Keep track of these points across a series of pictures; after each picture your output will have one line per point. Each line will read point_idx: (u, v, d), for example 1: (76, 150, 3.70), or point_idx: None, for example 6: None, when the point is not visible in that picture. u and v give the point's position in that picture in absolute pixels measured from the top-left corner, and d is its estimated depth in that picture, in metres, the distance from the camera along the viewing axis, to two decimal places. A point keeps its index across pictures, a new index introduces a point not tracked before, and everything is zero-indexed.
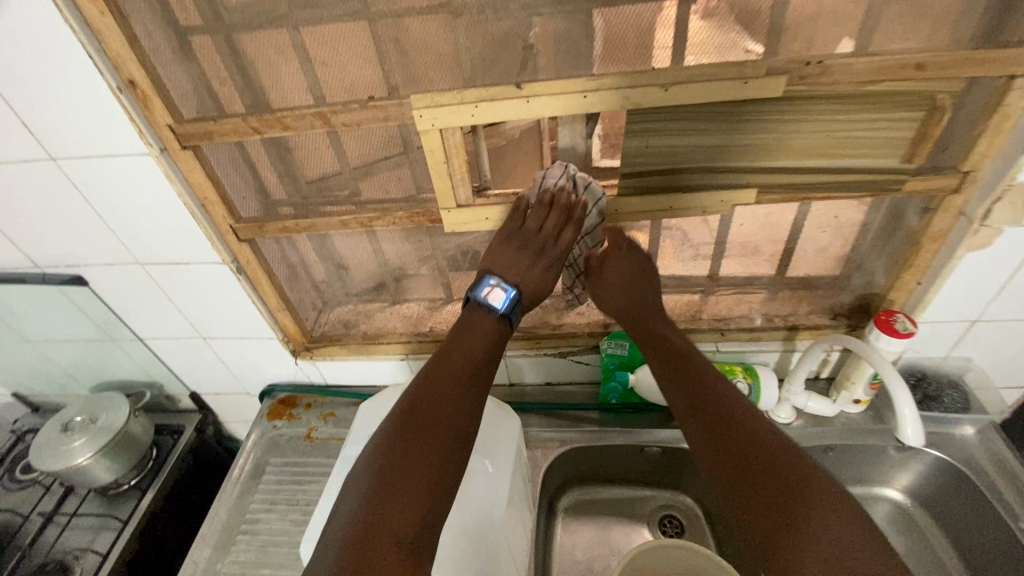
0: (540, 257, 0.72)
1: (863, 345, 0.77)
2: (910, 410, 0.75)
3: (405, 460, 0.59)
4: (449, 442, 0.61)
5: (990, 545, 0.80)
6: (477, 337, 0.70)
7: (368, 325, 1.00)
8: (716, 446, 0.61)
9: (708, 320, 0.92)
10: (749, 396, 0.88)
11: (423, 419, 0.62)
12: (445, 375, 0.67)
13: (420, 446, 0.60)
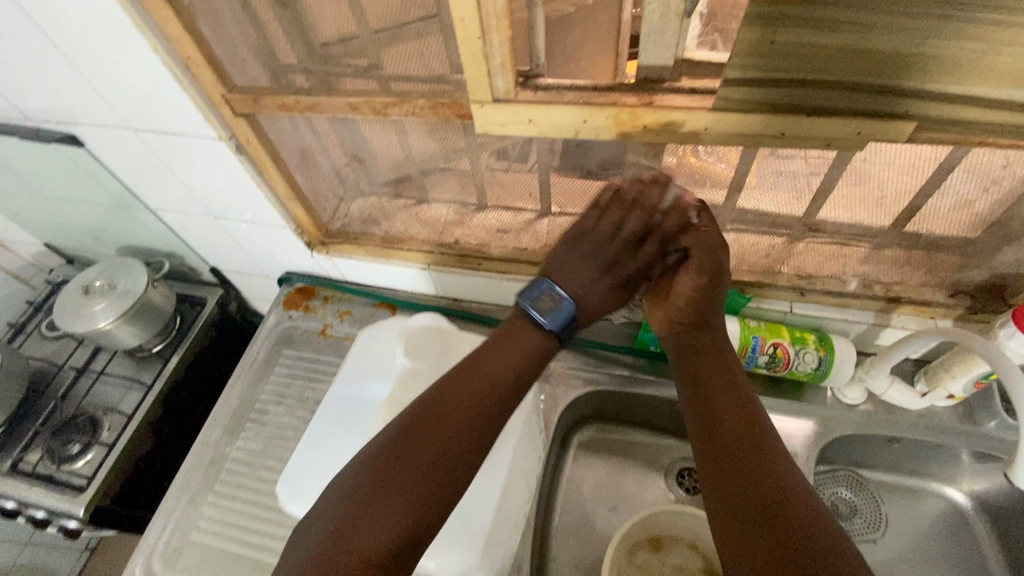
0: (606, 271, 0.68)
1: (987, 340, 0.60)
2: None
3: (412, 457, 0.55)
4: (452, 464, 0.56)
5: None
6: (515, 354, 0.64)
7: (388, 226, 0.88)
8: (719, 477, 0.55)
9: (790, 276, 0.76)
10: (817, 370, 0.75)
11: (442, 417, 0.58)
12: (470, 384, 0.61)
13: (431, 447, 0.56)
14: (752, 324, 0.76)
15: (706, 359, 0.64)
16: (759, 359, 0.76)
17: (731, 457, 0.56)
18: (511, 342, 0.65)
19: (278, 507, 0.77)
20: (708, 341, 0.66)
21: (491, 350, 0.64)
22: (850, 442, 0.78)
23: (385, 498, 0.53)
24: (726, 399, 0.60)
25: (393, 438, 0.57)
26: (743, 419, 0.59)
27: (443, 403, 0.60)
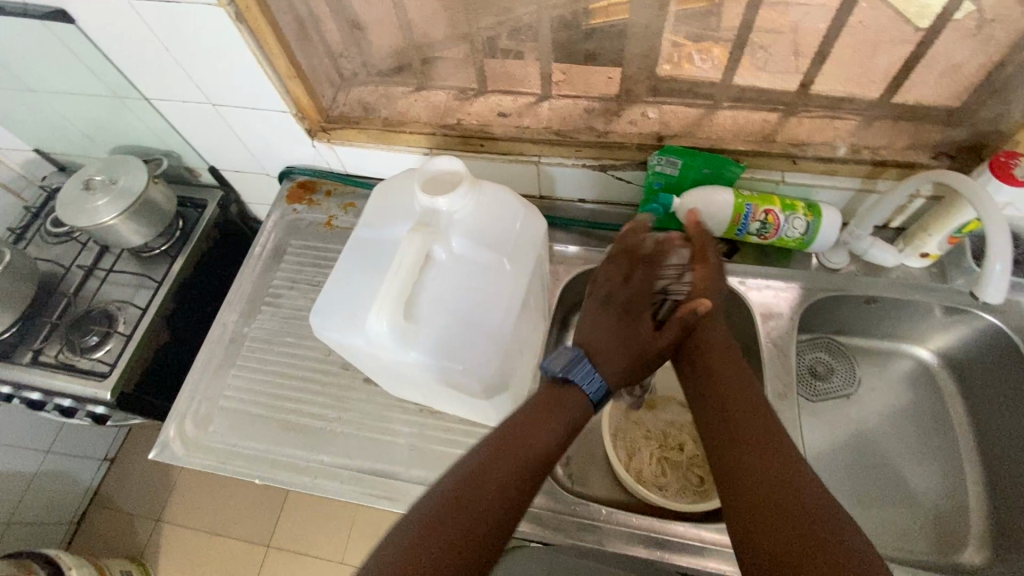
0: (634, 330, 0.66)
1: (963, 181, 0.64)
2: (1003, 265, 0.62)
3: (472, 504, 0.50)
4: (493, 525, 0.50)
5: (1012, 413, 0.77)
6: (562, 413, 0.59)
7: (388, 109, 0.89)
8: (738, 479, 0.54)
9: (783, 145, 0.78)
10: (805, 235, 0.79)
11: (500, 465, 0.54)
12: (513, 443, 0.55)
13: (488, 491, 0.52)
14: (745, 193, 0.79)
15: (725, 380, 0.63)
16: (750, 227, 0.80)
17: (748, 458, 0.55)
18: (559, 401, 0.59)
19: (301, 378, 0.82)
20: (728, 362, 0.65)
21: (547, 410, 0.59)
22: (830, 306, 0.85)
23: (440, 541, 0.48)
24: (748, 412, 0.59)
25: (446, 485, 0.52)
26: (762, 425, 0.57)
27: (499, 461, 0.54)
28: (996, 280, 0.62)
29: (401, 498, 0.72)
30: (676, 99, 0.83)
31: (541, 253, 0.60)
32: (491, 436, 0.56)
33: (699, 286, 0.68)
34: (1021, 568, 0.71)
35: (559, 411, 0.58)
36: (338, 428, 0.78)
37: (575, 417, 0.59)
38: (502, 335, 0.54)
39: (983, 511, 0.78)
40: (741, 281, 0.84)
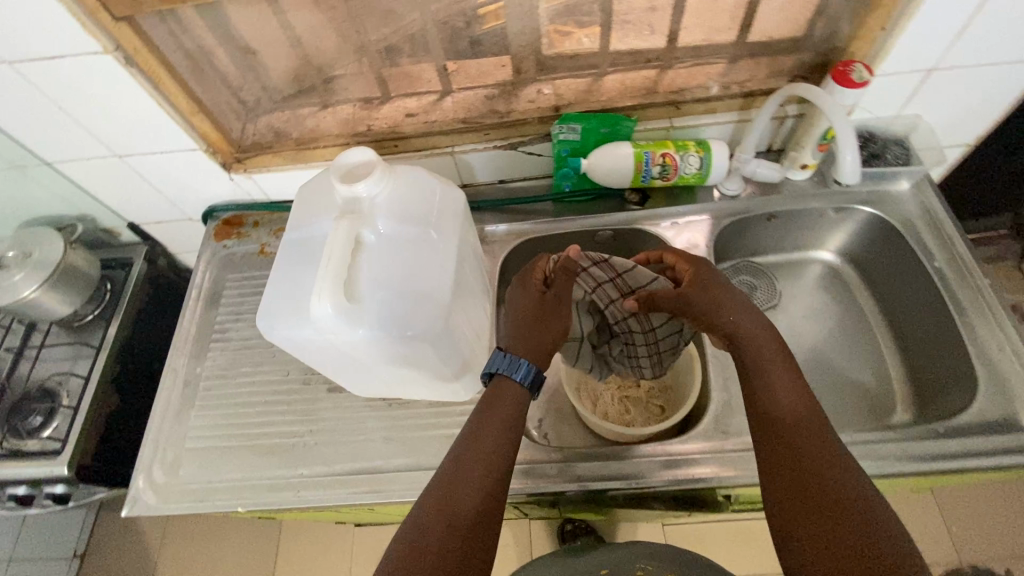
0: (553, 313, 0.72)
1: (813, 91, 0.74)
2: (853, 153, 0.76)
3: (460, 509, 0.58)
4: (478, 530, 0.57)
5: (904, 283, 0.88)
6: (507, 408, 0.65)
7: (298, 129, 0.91)
8: (802, 502, 0.56)
9: (664, 94, 0.87)
10: (700, 169, 0.87)
11: (470, 471, 0.61)
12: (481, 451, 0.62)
13: (467, 496, 0.59)
14: (642, 143, 0.87)
15: (778, 385, 0.63)
16: (653, 173, 0.88)
17: (814, 479, 0.56)
18: (499, 397, 0.66)
19: (265, 404, 0.83)
20: (777, 366, 0.64)
21: (497, 408, 0.65)
22: (738, 229, 0.94)
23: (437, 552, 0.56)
24: (804, 421, 0.60)
25: (432, 497, 0.60)
26: (820, 438, 0.59)
27: (467, 469, 0.61)
28: (851, 165, 0.78)
29: (386, 489, 0.74)
30: (565, 73, 0.90)
31: (466, 219, 0.64)
32: (460, 446, 0.63)
33: (722, 312, 0.67)
34: (937, 412, 0.81)
35: (500, 410, 0.65)
36: (312, 439, 0.79)
37: (516, 411, 0.65)
38: (444, 305, 0.58)
39: (903, 377, 0.88)
40: (659, 223, 0.92)
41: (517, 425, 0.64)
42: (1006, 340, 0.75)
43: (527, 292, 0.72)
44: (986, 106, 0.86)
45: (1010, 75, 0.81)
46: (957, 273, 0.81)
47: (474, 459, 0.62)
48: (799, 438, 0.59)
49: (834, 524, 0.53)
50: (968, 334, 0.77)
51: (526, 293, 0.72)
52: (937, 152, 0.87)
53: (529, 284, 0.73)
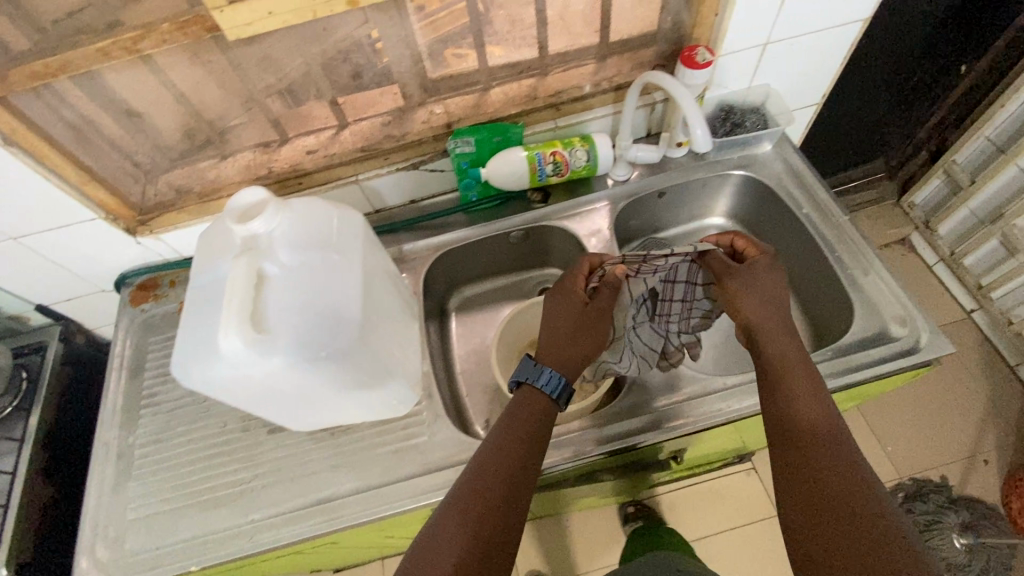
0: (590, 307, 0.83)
1: (657, 78, 0.80)
2: (702, 130, 0.77)
3: (492, 496, 0.65)
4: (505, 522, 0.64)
5: (781, 234, 0.98)
6: (534, 414, 0.73)
7: (197, 183, 0.92)
8: (801, 486, 0.62)
9: (544, 99, 0.94)
10: (588, 161, 0.95)
11: (502, 468, 0.67)
12: (513, 449, 0.69)
13: (499, 486, 0.66)
14: (532, 146, 0.94)
15: (791, 384, 0.70)
16: (547, 171, 0.95)
17: (810, 468, 0.63)
18: (529, 401, 0.74)
19: (206, 458, 0.82)
20: (792, 367, 0.71)
21: (530, 415, 0.72)
22: (634, 211, 1.01)
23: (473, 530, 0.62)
24: (813, 416, 0.66)
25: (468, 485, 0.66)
26: (822, 432, 0.65)
27: (499, 465, 0.68)
28: (700, 142, 0.78)
29: (342, 514, 0.75)
30: (453, 92, 0.95)
31: (365, 239, 0.67)
32: (492, 444, 0.70)
33: (753, 314, 0.76)
34: (827, 340, 0.90)
35: (527, 414, 0.72)
36: (259, 482, 0.79)
37: (538, 417, 0.73)
38: (354, 324, 0.61)
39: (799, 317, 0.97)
40: (562, 216, 0.99)
41: (539, 431, 0.72)
42: (869, 269, 0.85)
43: (571, 292, 0.83)
44: (822, 69, 0.99)
45: (834, 40, 0.93)
46: (821, 215, 0.92)
47: (507, 456, 0.68)
48: (804, 431, 0.66)
49: (829, 510, 0.59)
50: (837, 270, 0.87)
51: (563, 297, 0.83)
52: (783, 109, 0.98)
53: (571, 291, 0.83)
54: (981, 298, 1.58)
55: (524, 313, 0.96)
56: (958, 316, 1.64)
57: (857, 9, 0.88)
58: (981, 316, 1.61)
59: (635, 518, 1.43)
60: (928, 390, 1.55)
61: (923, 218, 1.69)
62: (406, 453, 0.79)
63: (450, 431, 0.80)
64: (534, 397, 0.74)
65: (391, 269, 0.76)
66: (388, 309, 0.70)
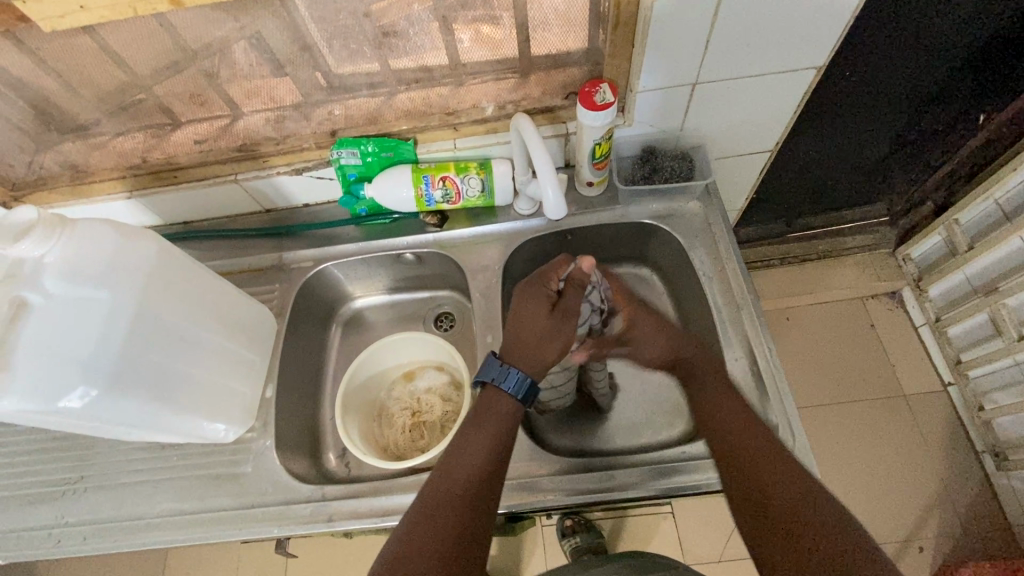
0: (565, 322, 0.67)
1: (524, 125, 0.73)
2: (553, 190, 0.75)
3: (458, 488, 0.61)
4: (478, 510, 0.60)
5: (692, 296, 0.89)
6: (494, 410, 0.65)
7: (75, 164, 0.88)
8: (771, 505, 0.59)
9: (440, 115, 0.84)
10: (484, 192, 0.87)
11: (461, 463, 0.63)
12: (474, 442, 0.64)
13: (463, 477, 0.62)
14: (423, 167, 0.86)
15: (712, 406, 0.69)
16: (436, 197, 0.87)
17: (771, 488, 0.60)
18: (490, 404, 0.66)
19: (41, 450, 0.81)
20: (715, 390, 0.70)
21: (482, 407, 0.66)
22: (538, 248, 0.92)
23: (445, 520, 0.59)
24: (747, 437, 0.65)
25: (433, 479, 0.62)
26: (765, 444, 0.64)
27: (459, 459, 0.63)
28: (550, 202, 0.76)
29: (148, 534, 0.73)
30: (354, 94, 0.85)
31: (152, 275, 0.61)
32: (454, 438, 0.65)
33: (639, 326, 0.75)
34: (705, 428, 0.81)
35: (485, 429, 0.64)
36: (84, 486, 0.78)
37: (506, 416, 0.66)
38: (109, 376, 0.56)
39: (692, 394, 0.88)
40: (454, 245, 0.92)
41: (506, 421, 0.65)
42: (759, 354, 0.76)
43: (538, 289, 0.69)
44: (769, 115, 0.86)
45: (779, 85, 0.80)
46: (726, 289, 0.82)
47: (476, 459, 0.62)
48: (748, 454, 0.63)
49: (784, 527, 0.57)
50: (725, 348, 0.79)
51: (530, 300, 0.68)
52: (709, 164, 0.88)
53: (538, 289, 0.69)
54: (959, 373, 1.44)
55: (394, 346, 0.89)
56: (933, 387, 1.50)
57: (809, 55, 0.75)
58: (956, 391, 1.46)
59: (573, 532, 1.37)
60: (881, 462, 1.44)
61: (916, 274, 1.54)
62: (227, 481, 0.76)
63: (276, 464, 0.77)
64: (499, 399, 0.66)
65: (222, 294, 0.72)
66: (198, 342, 0.67)
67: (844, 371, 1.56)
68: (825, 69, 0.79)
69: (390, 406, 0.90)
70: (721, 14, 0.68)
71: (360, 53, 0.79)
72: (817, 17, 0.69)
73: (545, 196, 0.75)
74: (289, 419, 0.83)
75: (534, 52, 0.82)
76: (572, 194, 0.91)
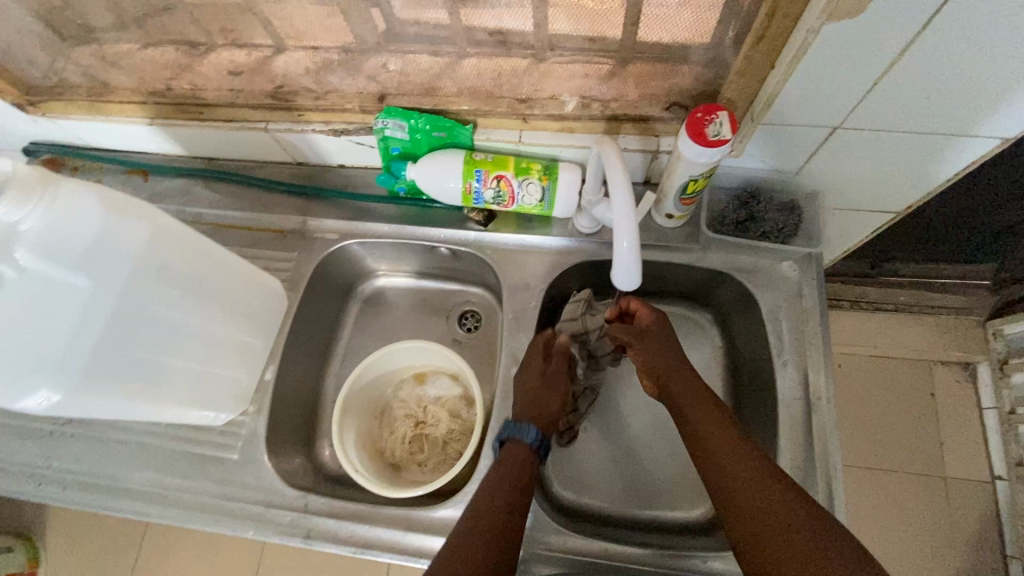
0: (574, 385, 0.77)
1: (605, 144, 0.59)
2: (627, 242, 0.56)
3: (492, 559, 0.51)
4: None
5: (753, 370, 0.75)
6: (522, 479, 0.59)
7: (95, 76, 0.78)
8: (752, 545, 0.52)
9: (509, 101, 0.69)
10: (542, 202, 0.75)
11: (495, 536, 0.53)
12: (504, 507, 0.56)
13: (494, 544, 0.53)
14: (478, 158, 0.74)
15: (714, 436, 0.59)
16: (486, 196, 0.75)
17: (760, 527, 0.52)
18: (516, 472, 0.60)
19: None
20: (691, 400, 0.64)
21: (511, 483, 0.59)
22: (592, 270, 0.81)
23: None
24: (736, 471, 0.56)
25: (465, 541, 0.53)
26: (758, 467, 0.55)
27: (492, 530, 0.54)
28: (621, 260, 0.57)
29: (126, 501, 0.70)
30: (411, 53, 0.70)
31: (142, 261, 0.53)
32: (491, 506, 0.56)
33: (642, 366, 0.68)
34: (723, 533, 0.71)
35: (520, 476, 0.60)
36: (71, 431, 0.75)
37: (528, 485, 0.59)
38: (81, 374, 0.51)
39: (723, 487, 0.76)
40: (496, 250, 0.80)
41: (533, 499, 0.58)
42: (819, 478, 0.64)
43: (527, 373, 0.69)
44: (912, 177, 0.68)
45: (943, 149, 0.62)
46: (798, 379, 0.69)
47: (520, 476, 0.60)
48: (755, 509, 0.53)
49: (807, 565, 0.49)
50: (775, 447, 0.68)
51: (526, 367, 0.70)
52: (820, 219, 0.72)
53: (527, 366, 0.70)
54: (1015, 473, 1.23)
55: (409, 348, 0.81)
56: (979, 477, 1.29)
57: (1000, 123, 0.57)
58: (1004, 489, 1.26)
59: None
60: (905, 548, 1.26)
61: (1003, 353, 1.30)
62: (210, 464, 0.71)
63: (264, 457, 0.71)
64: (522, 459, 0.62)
65: (226, 266, 0.64)
66: (194, 321, 0.60)
67: (886, 438, 1.34)
68: (1012, 142, 0.60)
69: (395, 410, 0.83)
70: (905, 57, 0.50)
71: (430, 5, 0.63)
72: None
73: (613, 256, 0.57)
74: (285, 406, 0.77)
75: (640, 39, 0.64)
76: (644, 220, 0.77)
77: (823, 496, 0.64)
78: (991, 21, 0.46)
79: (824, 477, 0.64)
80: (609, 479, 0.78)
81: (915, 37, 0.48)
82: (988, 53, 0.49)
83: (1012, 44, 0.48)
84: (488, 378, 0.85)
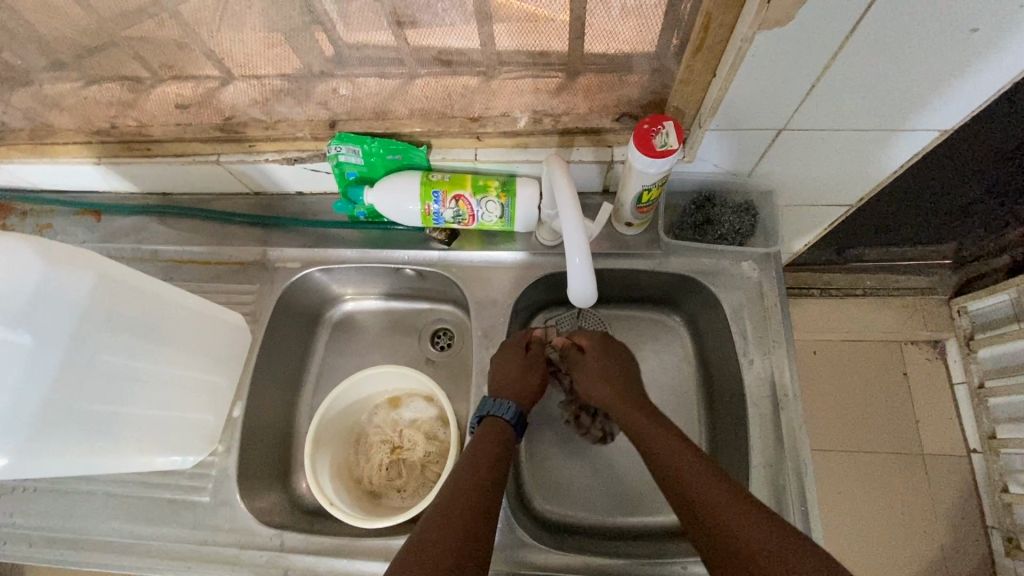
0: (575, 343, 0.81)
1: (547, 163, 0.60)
2: (580, 258, 0.57)
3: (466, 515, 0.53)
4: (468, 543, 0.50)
5: (723, 369, 0.76)
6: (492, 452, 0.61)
7: (36, 119, 0.76)
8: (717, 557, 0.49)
9: (461, 120, 0.70)
10: (502, 218, 0.75)
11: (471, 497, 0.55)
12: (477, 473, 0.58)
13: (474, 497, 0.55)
14: (434, 179, 0.74)
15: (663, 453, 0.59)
16: (445, 216, 0.75)
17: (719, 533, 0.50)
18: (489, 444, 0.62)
19: None
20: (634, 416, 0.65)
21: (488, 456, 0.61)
22: (558, 281, 0.81)
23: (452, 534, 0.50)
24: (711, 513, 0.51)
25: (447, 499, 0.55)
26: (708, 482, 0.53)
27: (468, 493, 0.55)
28: (578, 274, 0.58)
29: (96, 553, 0.68)
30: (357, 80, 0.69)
31: (89, 310, 0.52)
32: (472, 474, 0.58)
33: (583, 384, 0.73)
34: None
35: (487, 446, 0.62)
36: (33, 486, 0.72)
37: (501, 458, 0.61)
38: (29, 431, 0.49)
39: None
40: (461, 268, 0.80)
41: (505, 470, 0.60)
42: (789, 474, 0.65)
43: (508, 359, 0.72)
44: (858, 172, 0.70)
45: (885, 144, 0.64)
46: (765, 376, 0.70)
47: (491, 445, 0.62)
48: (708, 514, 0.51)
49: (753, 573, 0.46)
50: (747, 446, 0.68)
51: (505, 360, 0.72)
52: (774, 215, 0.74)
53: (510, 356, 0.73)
54: (989, 445, 1.25)
55: (380, 374, 0.80)
56: (955, 452, 1.32)
57: (933, 117, 0.59)
58: (980, 462, 1.29)
59: None
60: (888, 528, 1.28)
61: (969, 330, 1.32)
62: (181, 509, 0.69)
63: (237, 499, 0.70)
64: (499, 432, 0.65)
65: (178, 305, 0.63)
66: (148, 364, 0.59)
67: (861, 419, 1.36)
68: (949, 134, 0.62)
69: (371, 437, 0.82)
70: (836, 60, 0.52)
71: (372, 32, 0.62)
72: (963, 76, 0.53)
73: (568, 269, 0.59)
74: (256, 442, 0.76)
75: (587, 51, 0.63)
76: (605, 229, 0.77)
77: (795, 492, 0.65)
78: (911, 23, 0.47)
79: (796, 478, 0.65)
80: (591, 489, 0.78)
81: (843, 42, 0.49)
82: (912, 53, 0.50)
83: (933, 44, 0.49)
84: (463, 396, 0.85)
